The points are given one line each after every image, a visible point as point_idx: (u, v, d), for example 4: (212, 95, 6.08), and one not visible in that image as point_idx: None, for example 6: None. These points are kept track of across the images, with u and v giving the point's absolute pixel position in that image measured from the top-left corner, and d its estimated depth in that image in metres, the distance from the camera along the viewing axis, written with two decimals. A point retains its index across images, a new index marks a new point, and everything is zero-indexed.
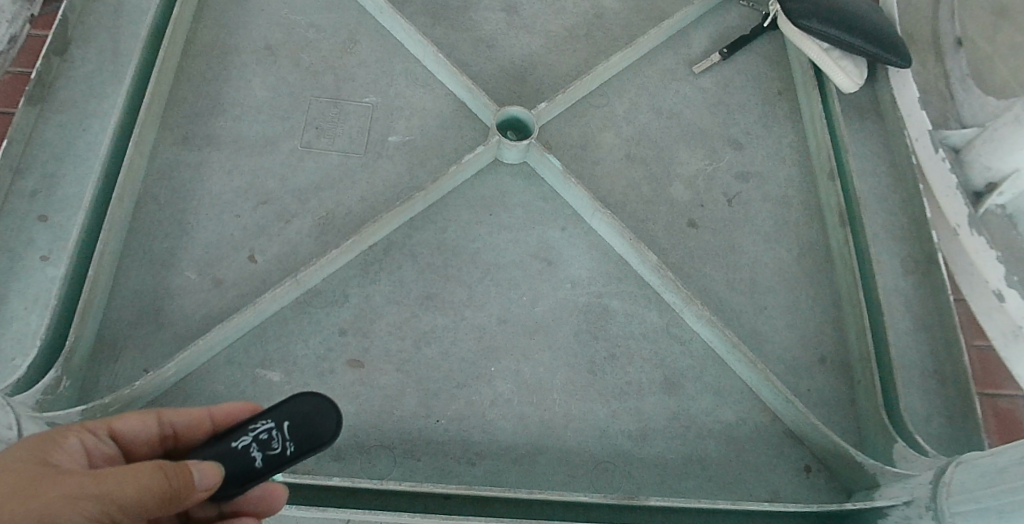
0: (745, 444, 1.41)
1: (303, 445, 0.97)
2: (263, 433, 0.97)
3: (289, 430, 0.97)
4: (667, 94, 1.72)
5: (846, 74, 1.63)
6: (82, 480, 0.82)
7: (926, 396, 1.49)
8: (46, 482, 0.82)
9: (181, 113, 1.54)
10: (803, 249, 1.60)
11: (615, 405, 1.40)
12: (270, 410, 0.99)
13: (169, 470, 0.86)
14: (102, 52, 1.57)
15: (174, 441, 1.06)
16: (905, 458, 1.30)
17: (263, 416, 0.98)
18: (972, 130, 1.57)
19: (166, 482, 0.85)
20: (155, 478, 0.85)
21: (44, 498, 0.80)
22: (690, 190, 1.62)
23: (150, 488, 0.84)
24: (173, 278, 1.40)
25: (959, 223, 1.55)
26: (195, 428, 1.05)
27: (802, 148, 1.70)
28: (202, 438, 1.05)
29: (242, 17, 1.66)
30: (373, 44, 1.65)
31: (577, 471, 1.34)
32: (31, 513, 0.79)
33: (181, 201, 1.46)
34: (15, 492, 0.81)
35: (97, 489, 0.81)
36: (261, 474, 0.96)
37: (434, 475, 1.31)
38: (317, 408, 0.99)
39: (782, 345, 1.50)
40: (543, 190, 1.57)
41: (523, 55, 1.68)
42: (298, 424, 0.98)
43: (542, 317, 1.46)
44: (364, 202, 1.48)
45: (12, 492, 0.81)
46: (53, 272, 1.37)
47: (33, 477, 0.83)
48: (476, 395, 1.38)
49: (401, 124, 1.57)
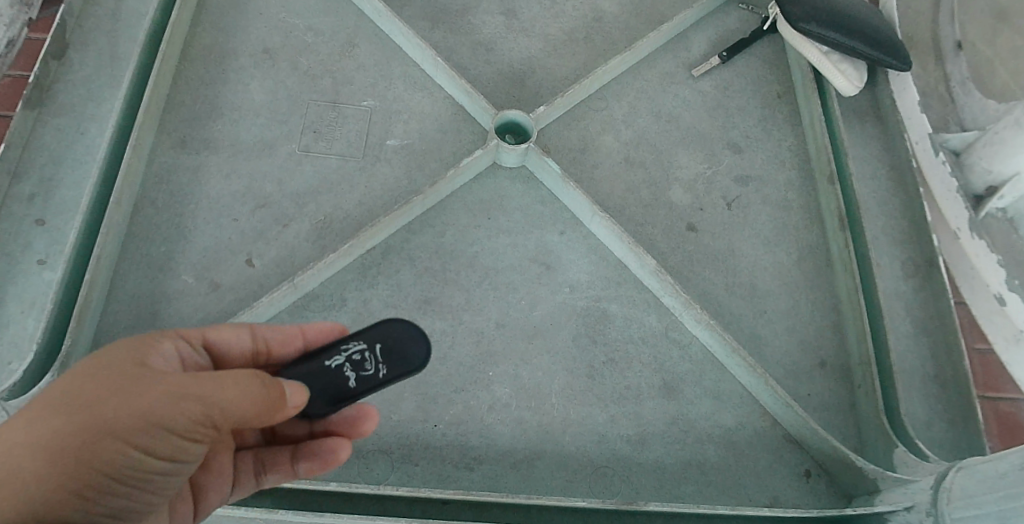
0: (744, 449, 1.40)
1: (392, 367, 1.08)
2: (355, 355, 1.08)
3: (381, 353, 1.08)
4: (666, 97, 1.72)
5: (845, 76, 1.63)
6: (181, 383, 0.94)
7: (927, 400, 1.48)
8: (151, 382, 0.94)
9: (179, 117, 1.54)
10: (803, 252, 1.59)
11: (614, 409, 1.40)
12: (362, 333, 1.09)
13: (263, 384, 0.96)
14: (100, 56, 1.57)
15: (266, 358, 1.16)
16: (906, 463, 1.29)
17: (356, 338, 1.09)
18: (972, 134, 1.56)
19: (264, 392, 0.96)
20: (251, 386, 0.96)
21: (150, 395, 0.93)
22: (689, 194, 1.62)
23: (243, 396, 0.95)
24: (170, 282, 1.40)
25: (960, 227, 1.54)
26: (287, 342, 1.17)
27: (801, 151, 1.70)
28: (294, 352, 1.17)
29: (240, 21, 1.66)
30: (371, 48, 1.65)
31: (575, 477, 1.33)
32: (141, 408, 0.92)
33: (179, 205, 1.46)
34: (123, 386, 0.94)
35: (195, 391, 0.93)
36: (354, 391, 1.07)
37: (432, 480, 1.30)
38: (407, 334, 1.09)
39: (782, 349, 1.49)
40: (541, 193, 1.56)
41: (522, 59, 1.68)
42: (390, 347, 1.08)
43: (540, 321, 1.45)
44: (361, 205, 1.48)
45: (121, 386, 0.93)
46: (50, 276, 1.37)
47: (142, 377, 0.95)
48: (474, 399, 1.38)
49: (399, 127, 1.57)
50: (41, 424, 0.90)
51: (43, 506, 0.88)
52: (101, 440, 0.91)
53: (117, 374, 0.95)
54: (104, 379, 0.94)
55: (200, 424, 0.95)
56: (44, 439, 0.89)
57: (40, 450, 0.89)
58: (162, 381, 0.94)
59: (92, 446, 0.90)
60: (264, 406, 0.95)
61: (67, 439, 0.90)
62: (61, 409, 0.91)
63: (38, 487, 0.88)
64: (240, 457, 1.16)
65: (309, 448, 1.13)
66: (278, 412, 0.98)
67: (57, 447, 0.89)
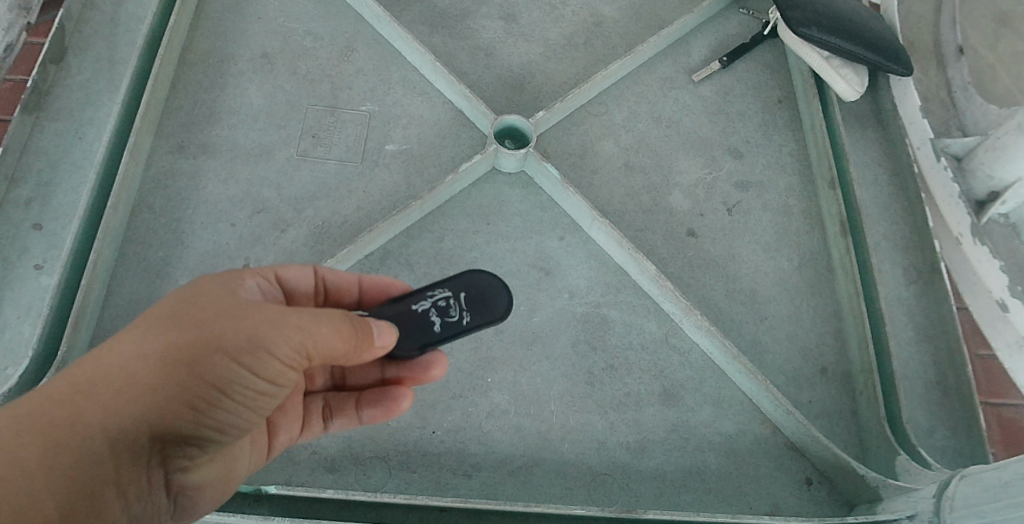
0: (745, 456, 1.39)
1: (475, 315, 1.13)
2: (441, 302, 1.13)
3: (465, 300, 1.13)
4: (667, 102, 1.71)
5: (848, 83, 1.62)
6: (281, 312, 0.97)
7: (929, 407, 1.46)
8: (252, 307, 0.98)
9: (177, 122, 1.54)
10: (804, 258, 1.58)
11: (613, 416, 1.39)
12: (446, 282, 1.15)
13: (353, 323, 1.00)
14: (98, 60, 1.57)
15: (325, 296, 1.23)
16: (908, 471, 1.28)
17: (441, 286, 1.14)
18: (974, 139, 1.53)
19: (353, 329, 1.00)
20: (343, 323, 1.00)
21: (250, 319, 0.96)
22: (689, 199, 1.61)
23: (336, 330, 0.99)
24: (168, 287, 1.39)
25: (962, 232, 1.51)
26: (345, 291, 1.23)
27: (802, 156, 1.69)
28: (351, 302, 1.24)
29: (239, 25, 1.65)
30: (370, 52, 1.64)
31: (574, 484, 1.32)
32: (243, 331, 0.95)
33: (176, 209, 1.45)
34: (227, 313, 0.96)
35: (295, 321, 0.97)
36: (438, 336, 1.12)
37: (429, 487, 1.29)
38: (491, 285, 1.15)
39: (783, 355, 1.48)
40: (541, 198, 1.56)
41: (521, 64, 1.68)
42: (474, 295, 1.14)
43: (539, 327, 1.44)
44: (360, 210, 1.47)
45: (223, 310, 0.97)
46: (46, 281, 1.36)
47: (243, 306, 0.98)
48: (472, 406, 1.37)
49: (398, 132, 1.56)
50: (150, 341, 0.93)
51: (151, 417, 0.91)
52: (206, 359, 0.93)
53: (218, 302, 0.98)
54: (206, 303, 0.98)
55: (295, 353, 0.98)
56: (152, 353, 0.93)
57: (149, 363, 0.92)
58: (261, 308, 0.97)
59: (197, 363, 0.93)
60: (353, 340, 1.00)
61: (175, 355, 0.93)
62: (172, 326, 0.95)
63: (146, 398, 0.91)
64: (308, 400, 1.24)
65: (371, 397, 1.22)
66: (363, 348, 1.02)
67: (168, 359, 0.93)
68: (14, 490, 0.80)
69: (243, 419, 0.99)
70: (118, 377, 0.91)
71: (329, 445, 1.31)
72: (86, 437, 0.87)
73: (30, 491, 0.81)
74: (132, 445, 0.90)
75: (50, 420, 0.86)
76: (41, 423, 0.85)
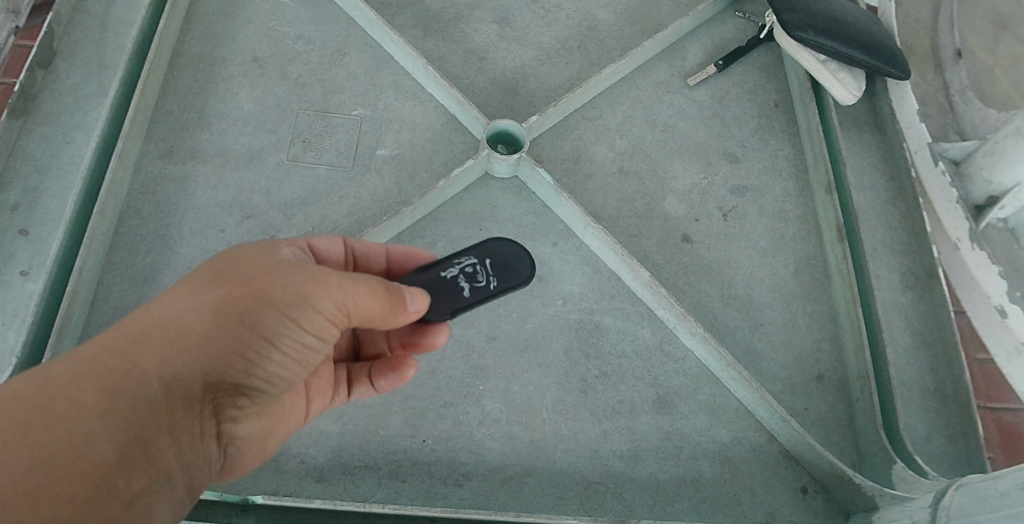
0: (740, 464, 1.37)
1: (501, 280, 1.17)
2: (469, 268, 1.16)
3: (491, 266, 1.17)
4: (661, 107, 1.70)
5: (845, 86, 1.60)
6: (324, 271, 0.98)
7: (926, 415, 1.44)
8: (296, 266, 0.98)
9: (166, 126, 1.52)
10: (800, 264, 1.56)
11: (607, 424, 1.37)
12: (472, 250, 1.18)
13: (388, 286, 1.03)
14: (87, 65, 1.55)
15: (354, 267, 1.24)
16: (905, 480, 1.26)
17: (467, 253, 1.18)
18: (972, 143, 1.52)
19: (388, 292, 1.03)
20: (379, 287, 1.02)
21: (295, 274, 0.96)
22: (684, 204, 1.59)
23: (375, 292, 1.01)
24: (156, 293, 1.37)
25: (960, 237, 1.50)
26: (373, 257, 1.24)
27: (798, 161, 1.68)
28: (379, 267, 1.25)
29: (230, 29, 1.64)
30: (362, 57, 1.63)
31: (566, 493, 1.30)
32: (290, 286, 0.95)
33: (165, 214, 1.44)
34: (272, 270, 0.96)
35: (338, 280, 0.98)
36: (467, 301, 1.15)
37: (419, 496, 1.27)
38: (514, 251, 1.19)
39: (779, 362, 1.46)
40: (534, 204, 1.54)
41: (515, 68, 1.66)
42: (499, 261, 1.17)
43: (532, 334, 1.43)
44: (350, 216, 1.46)
45: (267, 268, 0.96)
46: (32, 287, 1.35)
47: (286, 265, 0.97)
48: (463, 414, 1.35)
49: (390, 137, 1.55)
50: (198, 295, 0.92)
51: (205, 367, 0.89)
52: (255, 311, 0.92)
53: (260, 260, 0.97)
54: (249, 260, 0.97)
55: (338, 310, 0.99)
56: (202, 307, 0.91)
57: (200, 314, 0.90)
58: (305, 267, 0.97)
59: (245, 316, 0.92)
60: (389, 303, 1.02)
61: (225, 307, 0.91)
62: (217, 280, 0.94)
63: (197, 348, 0.89)
64: (336, 368, 1.26)
65: (398, 362, 1.23)
66: (397, 313, 1.04)
67: (216, 312, 0.91)
68: (74, 434, 0.78)
69: (288, 373, 0.99)
70: (167, 327, 0.89)
71: (318, 454, 1.29)
72: (140, 385, 0.84)
73: (86, 436, 0.79)
74: (186, 394, 0.87)
75: (104, 368, 0.84)
76: (95, 371, 0.83)
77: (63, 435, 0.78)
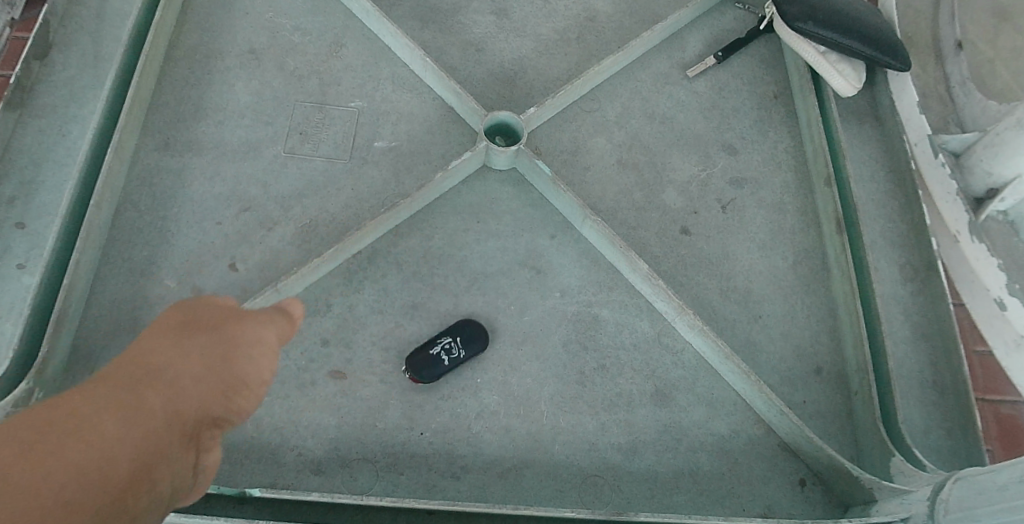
0: (738, 457, 1.37)
1: (467, 351, 1.36)
2: (446, 344, 1.35)
3: (461, 343, 1.36)
4: (660, 98, 1.69)
5: (844, 79, 1.59)
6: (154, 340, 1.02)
7: (925, 407, 1.44)
8: (151, 334, 1.04)
9: (162, 119, 1.52)
10: (799, 256, 1.56)
11: (605, 417, 1.37)
12: (449, 329, 1.38)
13: (248, 319, 1.09)
14: (83, 57, 1.55)
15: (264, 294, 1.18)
16: (903, 473, 1.26)
17: (446, 332, 1.37)
18: (972, 136, 1.55)
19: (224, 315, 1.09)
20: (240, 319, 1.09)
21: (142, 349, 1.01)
22: (683, 197, 1.59)
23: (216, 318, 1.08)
24: (153, 287, 1.37)
25: (960, 230, 1.52)
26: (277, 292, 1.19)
27: (798, 153, 1.67)
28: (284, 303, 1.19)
29: (227, 20, 1.63)
30: (359, 48, 1.62)
31: (564, 486, 1.30)
32: (138, 359, 0.99)
33: (162, 207, 1.43)
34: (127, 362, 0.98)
35: (169, 341, 1.02)
36: (435, 344, 1.35)
37: (417, 489, 1.27)
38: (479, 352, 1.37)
39: (778, 355, 1.46)
40: (532, 196, 1.54)
41: (513, 59, 1.65)
42: (468, 340, 1.36)
43: (530, 327, 1.42)
44: (348, 209, 1.45)
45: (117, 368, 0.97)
46: (29, 281, 1.34)
47: (131, 355, 1.00)
48: (461, 407, 1.35)
49: (388, 128, 1.54)
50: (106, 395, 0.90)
51: (146, 428, 0.89)
52: (127, 379, 0.94)
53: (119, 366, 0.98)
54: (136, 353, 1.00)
55: (202, 360, 1.02)
56: (96, 393, 0.90)
57: (93, 391, 0.90)
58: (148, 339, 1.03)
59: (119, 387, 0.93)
60: (264, 348, 1.08)
61: (105, 380, 0.94)
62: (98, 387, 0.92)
63: (122, 404, 0.89)
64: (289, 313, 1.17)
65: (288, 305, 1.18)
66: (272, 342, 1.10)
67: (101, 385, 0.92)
68: (29, 480, 0.74)
69: (200, 393, 0.99)
70: (97, 404, 0.88)
71: (316, 447, 1.29)
72: (87, 433, 0.82)
73: (45, 483, 0.75)
74: (140, 440, 0.87)
75: (52, 425, 0.81)
76: (40, 428, 0.80)
77: (15, 500, 0.73)
